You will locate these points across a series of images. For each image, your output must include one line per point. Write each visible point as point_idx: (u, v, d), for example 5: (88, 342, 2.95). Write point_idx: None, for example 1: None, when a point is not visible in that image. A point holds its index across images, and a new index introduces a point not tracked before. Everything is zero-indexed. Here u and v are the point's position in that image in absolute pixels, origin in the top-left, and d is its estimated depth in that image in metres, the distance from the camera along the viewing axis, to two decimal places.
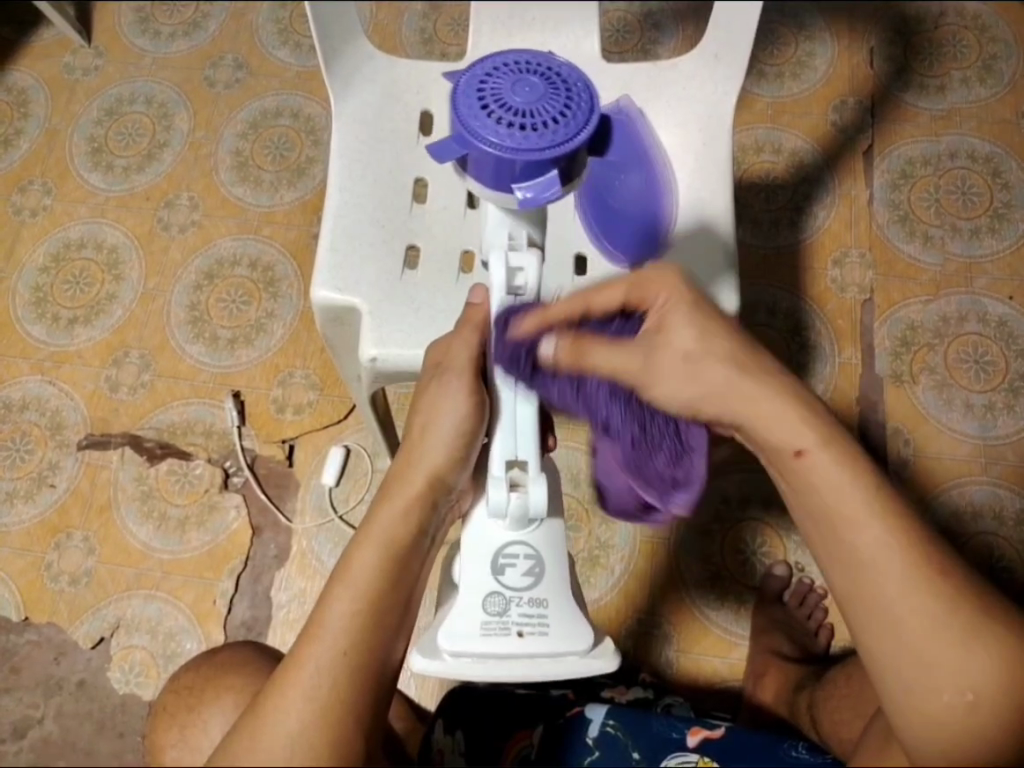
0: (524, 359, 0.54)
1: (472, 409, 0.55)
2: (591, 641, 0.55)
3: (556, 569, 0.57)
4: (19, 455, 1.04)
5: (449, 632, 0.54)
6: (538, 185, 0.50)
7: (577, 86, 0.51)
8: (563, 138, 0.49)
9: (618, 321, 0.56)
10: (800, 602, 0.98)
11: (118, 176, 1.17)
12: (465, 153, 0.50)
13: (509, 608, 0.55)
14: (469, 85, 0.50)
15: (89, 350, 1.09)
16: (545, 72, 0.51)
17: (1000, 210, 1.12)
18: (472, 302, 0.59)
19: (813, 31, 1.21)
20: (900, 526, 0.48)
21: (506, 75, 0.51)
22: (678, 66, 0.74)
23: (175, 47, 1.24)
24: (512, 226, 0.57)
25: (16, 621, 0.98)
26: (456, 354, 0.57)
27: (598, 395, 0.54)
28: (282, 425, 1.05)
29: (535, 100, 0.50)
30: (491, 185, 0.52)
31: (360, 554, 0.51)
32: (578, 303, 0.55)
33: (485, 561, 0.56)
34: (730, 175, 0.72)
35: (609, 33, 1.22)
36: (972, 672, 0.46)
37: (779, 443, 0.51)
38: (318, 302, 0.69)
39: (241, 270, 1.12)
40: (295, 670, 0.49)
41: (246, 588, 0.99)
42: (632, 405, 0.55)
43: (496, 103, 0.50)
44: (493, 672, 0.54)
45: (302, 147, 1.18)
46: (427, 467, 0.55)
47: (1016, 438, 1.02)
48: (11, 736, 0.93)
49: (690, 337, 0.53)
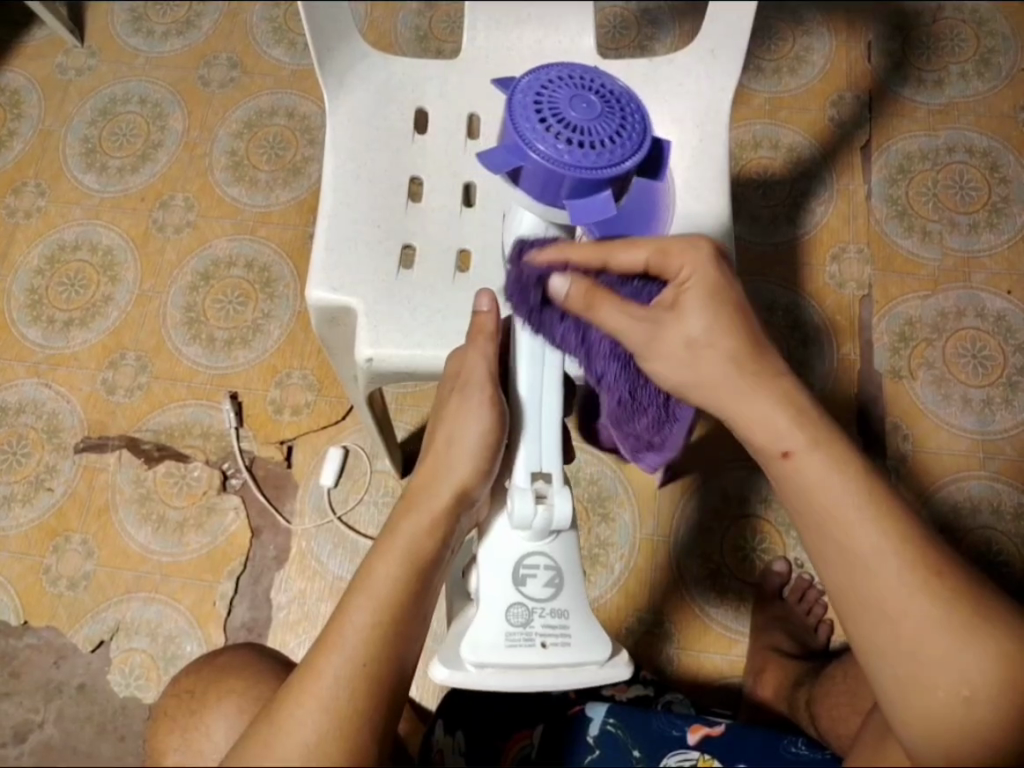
0: (532, 290, 0.54)
1: (495, 420, 0.55)
2: (608, 651, 0.57)
3: (574, 577, 0.58)
4: (16, 458, 1.04)
5: (473, 645, 0.55)
6: (588, 202, 0.51)
7: (631, 108, 0.51)
8: (615, 158, 0.49)
9: (639, 282, 0.55)
10: (799, 598, 0.97)
11: (112, 177, 1.16)
12: (518, 164, 0.50)
13: (532, 619, 0.55)
14: (525, 96, 0.50)
15: (85, 352, 1.08)
16: (602, 92, 0.51)
17: (998, 204, 1.12)
18: (478, 307, 0.59)
19: (810, 25, 1.21)
20: (897, 529, 0.48)
21: (563, 89, 0.51)
22: (674, 62, 0.74)
23: (168, 46, 1.23)
24: (547, 239, 0.56)
25: (15, 625, 0.97)
26: (472, 369, 0.57)
27: (599, 350, 0.56)
28: (280, 426, 1.05)
29: (592, 117, 0.50)
30: (537, 195, 0.52)
31: (382, 564, 0.52)
32: (598, 254, 0.54)
33: (507, 572, 0.56)
34: (726, 172, 0.72)
35: (605, 29, 1.22)
36: (970, 671, 0.46)
37: (767, 442, 0.52)
38: (313, 304, 0.69)
39: (238, 272, 1.12)
40: (312, 678, 0.48)
41: (245, 590, 0.99)
42: (629, 369, 0.57)
43: (553, 116, 0.50)
44: (514, 682, 0.55)
45: (298, 147, 1.17)
46: (454, 482, 0.55)
47: (1015, 432, 1.02)
48: (11, 741, 0.93)
49: (700, 324, 0.53)
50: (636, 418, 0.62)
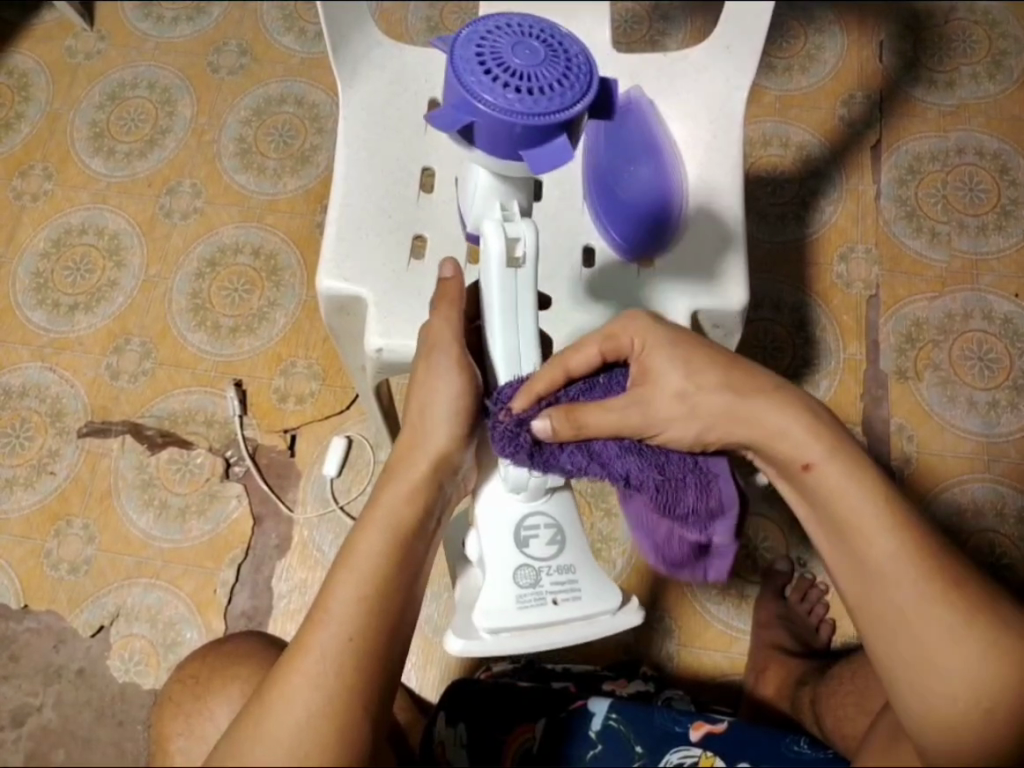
0: (525, 435, 0.53)
1: (463, 385, 0.55)
2: (621, 600, 0.59)
3: (575, 533, 0.60)
4: (18, 442, 1.04)
5: (484, 611, 0.57)
6: (544, 150, 0.50)
7: (575, 55, 0.51)
8: (564, 101, 0.49)
9: (602, 378, 0.56)
10: (801, 597, 0.98)
11: (120, 162, 1.16)
12: (469, 120, 0.49)
13: (540, 578, 0.58)
14: (467, 50, 0.50)
15: (89, 337, 1.08)
16: (545, 40, 0.51)
17: (1007, 207, 1.12)
18: (443, 275, 0.59)
19: (821, 23, 1.20)
20: (917, 539, 0.48)
21: (505, 39, 0.50)
22: (689, 57, 0.74)
23: (178, 32, 1.22)
24: (503, 196, 0.57)
25: (15, 608, 0.97)
26: (439, 333, 0.57)
27: (608, 452, 0.54)
28: (284, 414, 1.05)
29: (535, 65, 0.50)
30: (490, 151, 0.51)
31: (365, 538, 0.52)
32: (558, 367, 0.53)
33: (509, 536, 0.59)
34: (740, 168, 0.72)
35: (616, 24, 1.21)
36: (982, 678, 0.46)
37: (786, 456, 0.51)
38: (324, 292, 0.69)
39: (244, 259, 1.11)
40: (301, 656, 0.48)
41: (246, 578, 0.99)
42: (645, 453, 0.55)
43: (497, 65, 0.49)
44: (529, 643, 0.57)
45: (306, 135, 1.17)
46: (431, 450, 0.55)
47: (1019, 435, 1.02)
48: (9, 724, 0.93)
49: (678, 376, 0.53)
50: (681, 497, 0.56)
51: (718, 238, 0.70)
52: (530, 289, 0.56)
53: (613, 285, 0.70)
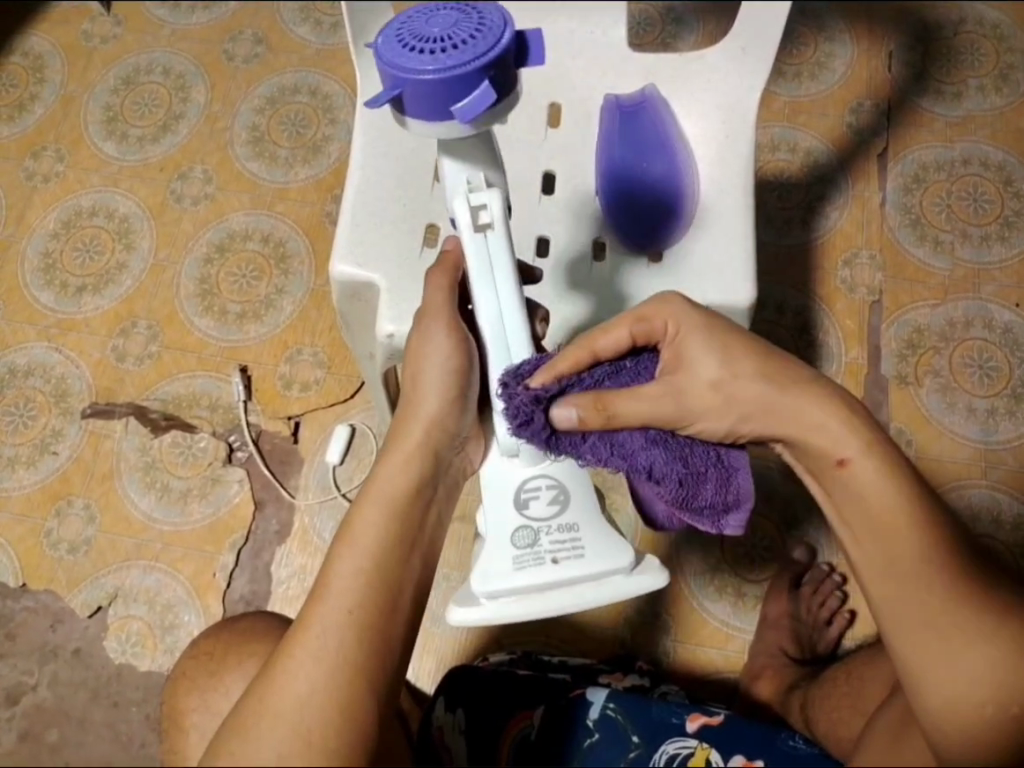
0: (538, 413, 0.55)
1: (452, 344, 0.58)
2: (632, 558, 0.57)
3: (580, 495, 0.60)
4: (21, 420, 1.04)
5: (481, 575, 0.58)
6: (472, 99, 0.50)
7: (490, 10, 0.51)
8: (479, 47, 0.49)
9: (632, 362, 0.59)
10: (814, 588, 0.98)
11: (132, 145, 1.16)
12: (397, 94, 0.50)
13: (539, 539, 0.58)
14: (384, 33, 0.51)
15: (96, 319, 1.08)
16: (459, 8, 0.52)
17: (1010, 218, 1.13)
18: (445, 248, 0.62)
19: (832, 32, 1.22)
20: (949, 547, 0.49)
21: (420, 17, 0.52)
22: (704, 58, 0.75)
23: (194, 19, 1.23)
24: (469, 169, 0.58)
25: (13, 586, 0.97)
26: (431, 301, 0.60)
27: (635, 443, 0.57)
28: (289, 401, 1.05)
29: (449, 28, 0.50)
30: (427, 117, 0.51)
31: (363, 513, 0.53)
32: (586, 348, 0.57)
33: (509, 499, 0.60)
34: (752, 165, 0.72)
35: (630, 25, 1.22)
36: (995, 677, 0.47)
37: (824, 451, 0.53)
38: (337, 278, 0.70)
39: (253, 245, 1.12)
40: (302, 630, 0.49)
41: (246, 563, 0.99)
42: (670, 446, 0.58)
43: (413, 39, 0.50)
44: (530, 605, 0.57)
45: (319, 125, 1.17)
46: (423, 418, 0.57)
47: (1017, 443, 1.03)
48: (3, 702, 0.93)
49: (715, 365, 0.56)
50: (702, 489, 0.60)
51: (723, 231, 0.70)
52: (504, 247, 0.57)
53: (622, 282, 0.71)
